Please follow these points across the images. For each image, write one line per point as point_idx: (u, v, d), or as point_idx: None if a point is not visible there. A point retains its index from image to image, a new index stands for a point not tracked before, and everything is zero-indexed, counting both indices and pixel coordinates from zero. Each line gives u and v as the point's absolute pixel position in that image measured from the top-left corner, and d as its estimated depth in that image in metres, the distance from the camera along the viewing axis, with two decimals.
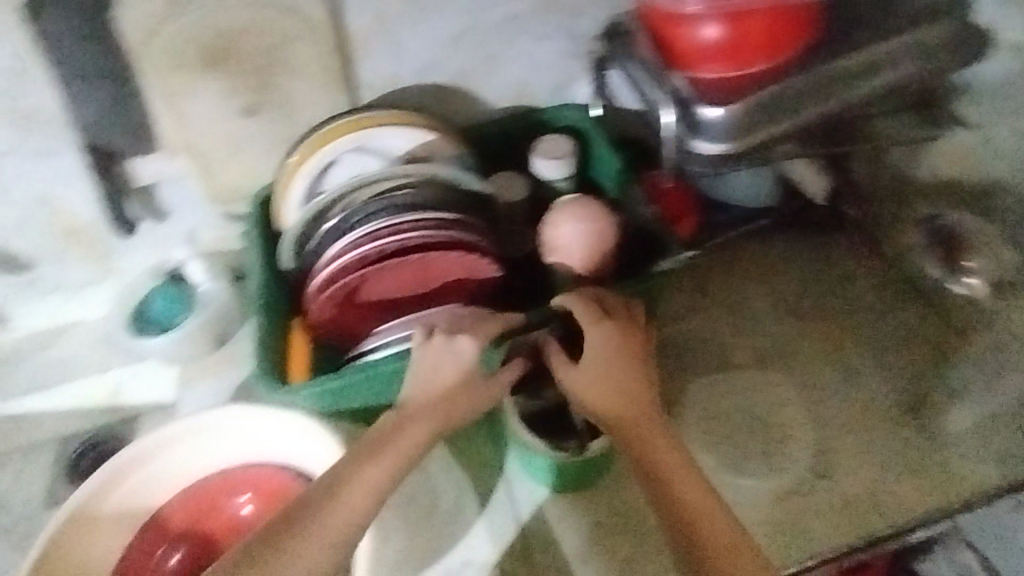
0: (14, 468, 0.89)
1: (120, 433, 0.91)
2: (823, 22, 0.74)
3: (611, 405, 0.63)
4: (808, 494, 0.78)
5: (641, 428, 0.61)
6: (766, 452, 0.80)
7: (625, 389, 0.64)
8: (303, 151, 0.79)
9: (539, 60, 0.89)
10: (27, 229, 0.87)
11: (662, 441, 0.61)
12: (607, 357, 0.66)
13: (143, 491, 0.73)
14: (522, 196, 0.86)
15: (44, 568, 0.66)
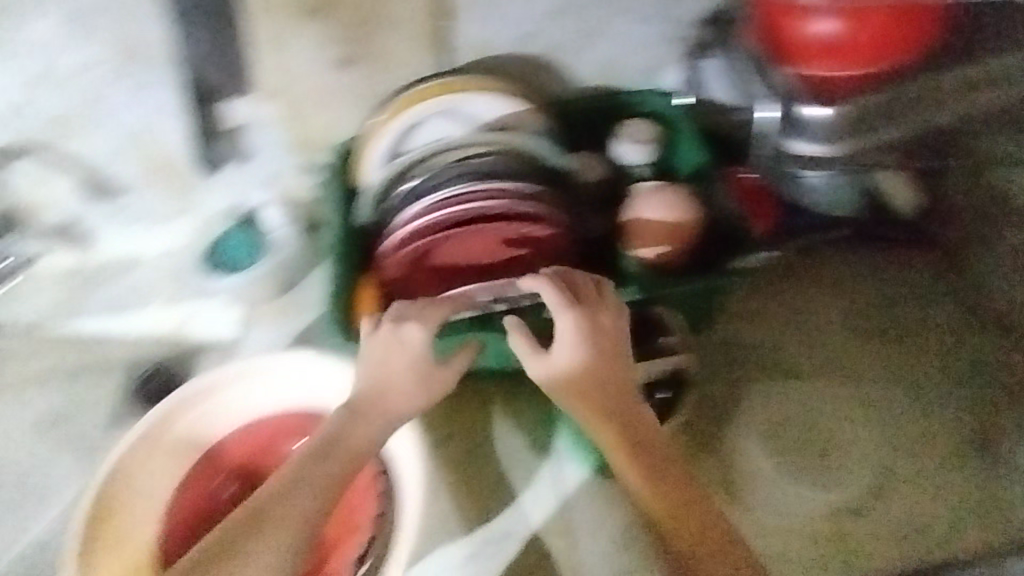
0: (87, 381, 0.97)
1: (182, 363, 0.99)
2: (948, 23, 0.71)
3: (582, 405, 0.64)
4: (858, 515, 0.77)
5: (614, 432, 0.63)
6: (816, 466, 0.79)
7: (596, 390, 0.64)
8: (390, 109, 0.79)
9: (635, 41, 0.86)
10: (119, 161, 0.88)
11: (641, 449, 0.63)
12: (572, 351, 0.65)
13: (206, 423, 0.75)
14: (596, 176, 0.83)
15: (108, 490, 0.69)
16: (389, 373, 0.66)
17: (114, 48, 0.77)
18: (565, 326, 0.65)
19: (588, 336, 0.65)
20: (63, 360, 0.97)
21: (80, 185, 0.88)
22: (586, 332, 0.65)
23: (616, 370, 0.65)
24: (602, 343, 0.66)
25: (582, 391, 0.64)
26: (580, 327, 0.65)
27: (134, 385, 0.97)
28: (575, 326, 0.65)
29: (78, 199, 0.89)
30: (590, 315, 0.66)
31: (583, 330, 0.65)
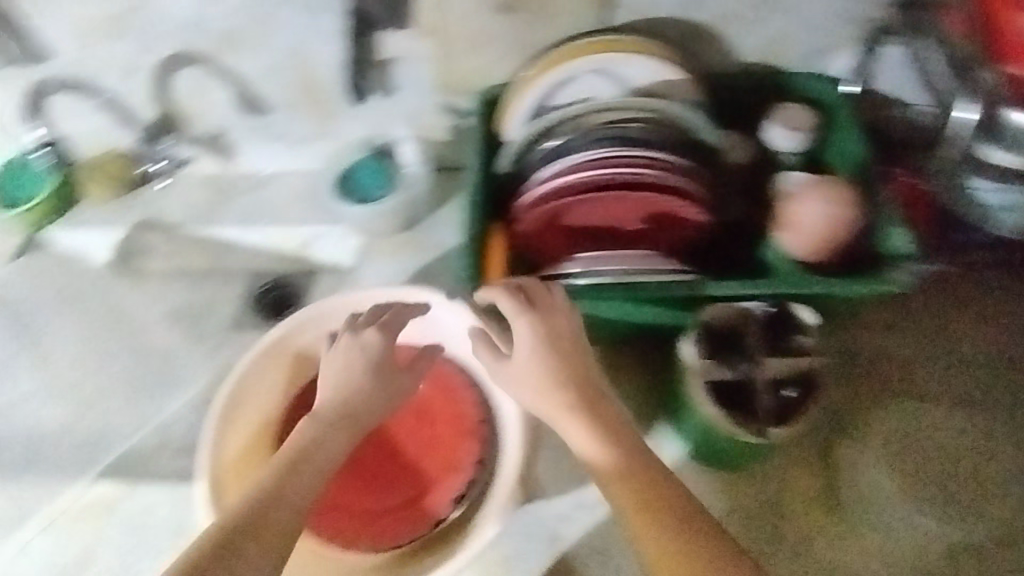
0: (215, 283, 1.03)
1: (297, 279, 1.03)
2: None
3: (555, 418, 0.62)
4: (972, 557, 0.72)
5: (600, 453, 0.60)
6: (931, 496, 0.74)
7: (564, 401, 0.61)
8: (549, 61, 0.77)
9: (814, 20, 0.77)
10: (274, 77, 0.93)
11: (620, 466, 0.59)
12: (529, 361, 0.63)
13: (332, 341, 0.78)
14: (742, 158, 0.80)
15: (240, 387, 0.74)
16: (348, 379, 0.68)
17: None
18: (523, 335, 0.64)
19: (544, 340, 0.63)
20: (196, 262, 1.04)
21: (237, 97, 0.97)
22: (541, 333, 0.63)
23: (582, 376, 0.63)
24: (563, 346, 0.63)
25: (547, 403, 0.62)
26: (534, 331, 0.63)
27: (251, 301, 1.02)
28: (532, 329, 0.64)
29: (233, 109, 0.99)
30: (544, 318, 0.64)
31: (537, 337, 0.63)
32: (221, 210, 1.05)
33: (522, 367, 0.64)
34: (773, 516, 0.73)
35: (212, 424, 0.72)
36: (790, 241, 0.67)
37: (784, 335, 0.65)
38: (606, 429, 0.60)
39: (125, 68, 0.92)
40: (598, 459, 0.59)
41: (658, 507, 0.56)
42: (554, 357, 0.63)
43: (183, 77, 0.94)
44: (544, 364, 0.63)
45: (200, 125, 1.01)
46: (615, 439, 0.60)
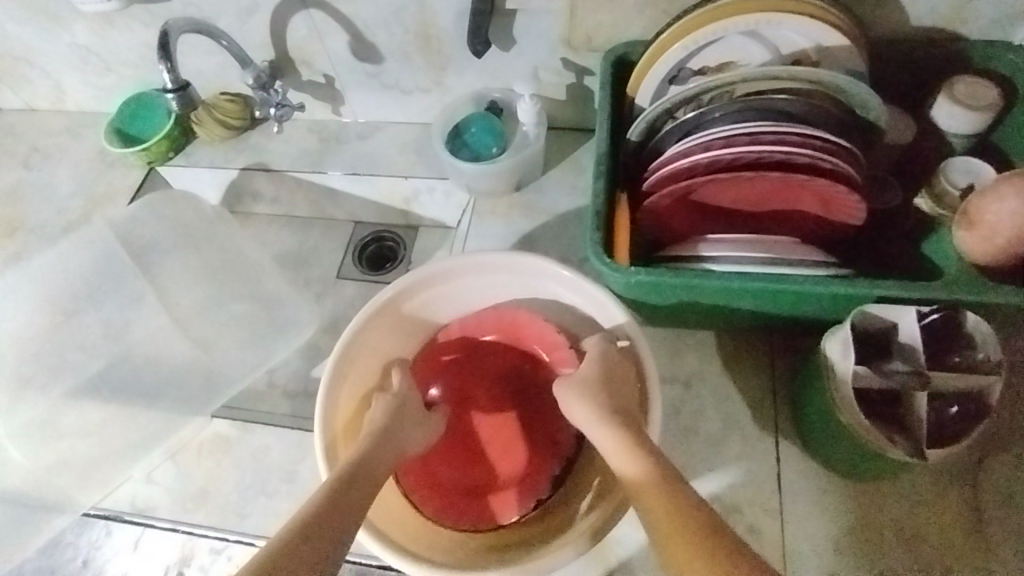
0: (317, 231, 1.11)
1: (399, 233, 1.08)
2: None
3: (593, 426, 0.63)
4: None
5: (636, 460, 0.58)
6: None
7: (604, 419, 0.62)
8: (696, 19, 0.70)
9: None
10: (393, 24, 0.90)
11: (647, 476, 0.56)
12: (588, 370, 0.67)
13: (439, 302, 0.78)
14: (905, 138, 0.74)
15: (349, 345, 0.71)
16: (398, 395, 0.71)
17: None
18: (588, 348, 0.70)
19: (608, 358, 0.67)
20: (307, 208, 1.11)
21: (352, 44, 0.94)
22: (600, 350, 0.68)
23: (627, 401, 0.64)
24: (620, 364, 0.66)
25: (592, 414, 0.64)
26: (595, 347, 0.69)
27: (352, 253, 1.08)
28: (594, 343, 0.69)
29: (348, 56, 0.96)
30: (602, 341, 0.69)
31: (594, 353, 0.68)
32: (333, 155, 1.05)
33: (579, 377, 0.68)
34: (914, 543, 0.67)
35: (324, 384, 0.69)
36: (972, 244, 0.60)
37: (943, 352, 0.61)
38: (642, 444, 0.59)
39: (243, 10, 0.91)
40: (630, 471, 0.57)
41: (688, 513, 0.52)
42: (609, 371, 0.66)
43: (299, 21, 0.92)
44: (599, 377, 0.66)
45: (313, 70, 1.00)
46: (649, 453, 0.58)
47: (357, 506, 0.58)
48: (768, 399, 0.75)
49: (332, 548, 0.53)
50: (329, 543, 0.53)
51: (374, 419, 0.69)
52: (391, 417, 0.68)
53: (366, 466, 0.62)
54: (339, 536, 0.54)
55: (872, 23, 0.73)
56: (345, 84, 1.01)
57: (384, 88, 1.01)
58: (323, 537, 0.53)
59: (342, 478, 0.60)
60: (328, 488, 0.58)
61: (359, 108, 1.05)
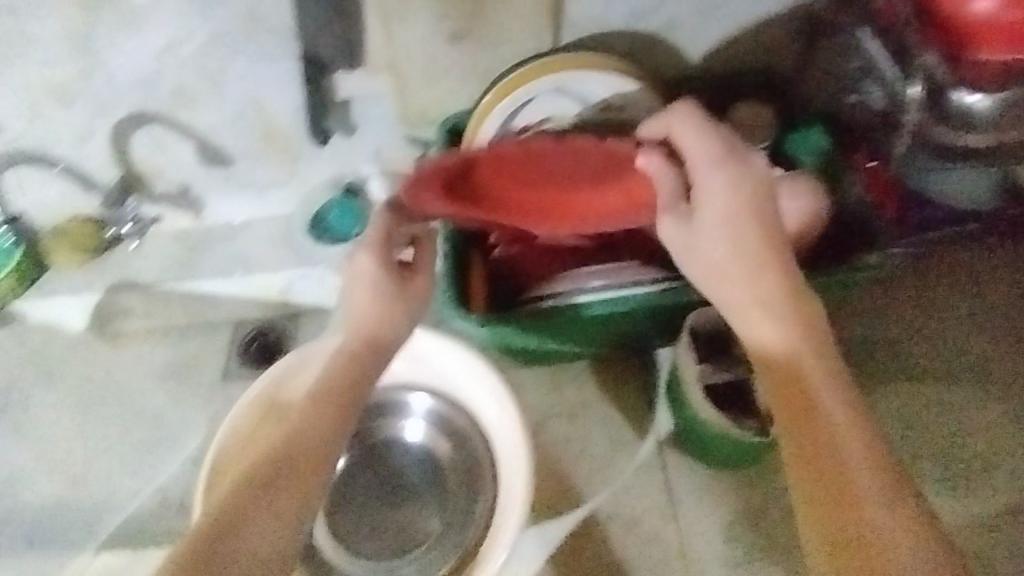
0: (198, 340, 1.06)
1: (286, 324, 1.06)
2: None
3: (734, 286, 0.58)
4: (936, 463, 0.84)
5: (795, 323, 0.56)
6: (927, 452, 0.85)
7: (750, 276, 0.57)
8: (507, 85, 0.79)
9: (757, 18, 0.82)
10: (235, 127, 0.93)
11: (792, 351, 0.55)
12: (719, 215, 0.58)
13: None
14: None
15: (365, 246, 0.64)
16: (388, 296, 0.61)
17: (238, 21, 0.80)
18: (710, 186, 0.59)
19: (738, 197, 0.58)
20: (183, 316, 1.07)
21: (199, 152, 0.96)
22: (738, 198, 0.58)
23: (776, 259, 0.58)
24: (752, 206, 0.59)
25: (731, 250, 0.58)
26: (724, 188, 0.59)
27: (236, 352, 1.04)
28: (724, 186, 0.59)
29: (197, 163, 0.98)
30: (728, 176, 0.59)
31: (722, 180, 0.59)
32: (197, 265, 1.05)
33: (703, 220, 0.59)
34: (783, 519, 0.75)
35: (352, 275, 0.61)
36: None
37: None
38: (806, 324, 0.56)
39: (78, 134, 0.90)
40: (776, 345, 0.55)
41: (805, 387, 0.54)
42: (747, 222, 0.58)
43: (140, 136, 0.93)
44: (731, 221, 0.58)
45: (165, 181, 1.00)
46: (811, 334, 0.55)
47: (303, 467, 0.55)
48: (645, 414, 0.80)
49: (252, 528, 0.52)
50: (243, 525, 0.52)
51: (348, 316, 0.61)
52: (377, 329, 0.60)
53: (332, 391, 0.57)
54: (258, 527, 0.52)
55: (658, 66, 0.86)
56: (199, 188, 1.02)
57: (240, 187, 1.03)
58: (243, 518, 0.52)
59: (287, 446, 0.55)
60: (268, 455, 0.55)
61: (218, 213, 1.06)
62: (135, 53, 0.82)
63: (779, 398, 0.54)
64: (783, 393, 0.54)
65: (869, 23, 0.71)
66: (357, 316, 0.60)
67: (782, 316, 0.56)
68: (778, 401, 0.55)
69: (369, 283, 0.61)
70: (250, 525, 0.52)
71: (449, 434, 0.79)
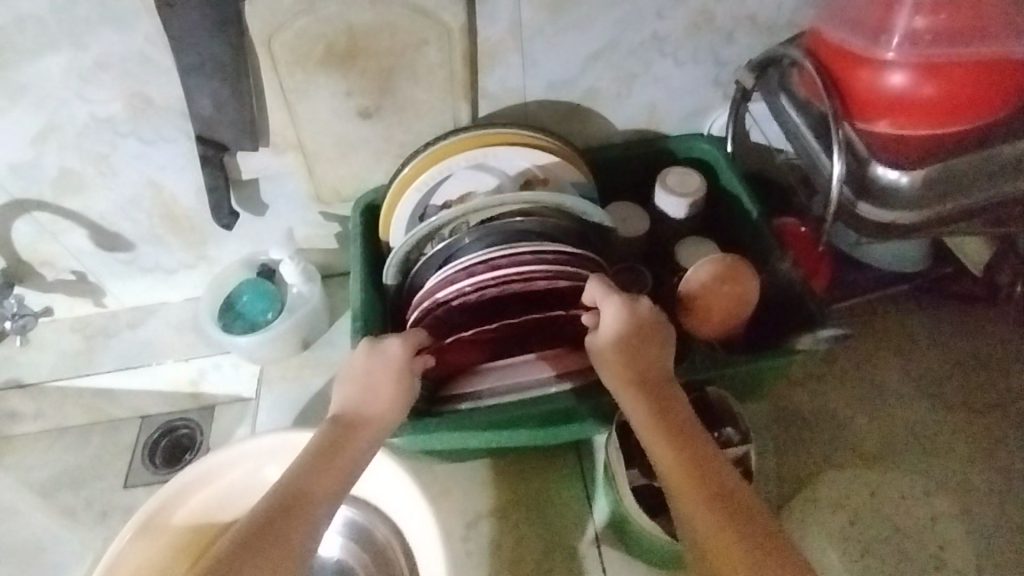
0: (95, 445, 0.94)
1: (196, 418, 0.95)
2: (1018, 86, 0.59)
3: (606, 343, 0.61)
4: (904, 543, 0.70)
5: (632, 331, 0.61)
6: (899, 540, 0.70)
7: (627, 352, 0.60)
8: (420, 161, 0.74)
9: (676, 86, 0.80)
10: (130, 210, 0.85)
11: (627, 347, 0.60)
12: (617, 337, 0.61)
13: (230, 498, 0.73)
14: (642, 230, 0.79)
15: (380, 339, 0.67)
16: (397, 385, 0.63)
17: (124, 101, 0.73)
18: (610, 316, 0.62)
19: (635, 325, 0.61)
20: (82, 416, 0.95)
21: (93, 237, 0.88)
22: (632, 324, 0.61)
23: (651, 346, 0.61)
24: (646, 334, 0.61)
25: (621, 350, 0.60)
26: (623, 317, 0.62)
27: (142, 452, 0.93)
28: (622, 315, 0.62)
29: (92, 249, 0.89)
30: (629, 308, 0.62)
31: (618, 305, 0.62)
32: (103, 357, 0.97)
33: (603, 342, 0.62)
34: None
35: (374, 354, 0.64)
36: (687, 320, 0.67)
37: (714, 425, 0.61)
38: (642, 328, 0.61)
39: None
40: (608, 337, 0.61)
41: (696, 445, 0.52)
42: (645, 346, 0.60)
43: (23, 224, 0.84)
44: (632, 346, 0.60)
45: (57, 270, 0.91)
46: (643, 331, 0.61)
47: (317, 497, 0.53)
48: (581, 509, 0.74)
49: (285, 542, 0.49)
50: (274, 541, 0.48)
51: (343, 391, 0.62)
52: (378, 397, 0.62)
53: (344, 461, 0.56)
54: (295, 539, 0.49)
55: (581, 133, 0.84)
56: (97, 275, 0.93)
57: (144, 273, 0.95)
58: (271, 533, 0.49)
59: (304, 474, 0.54)
60: (282, 484, 0.53)
61: (123, 297, 0.98)
62: (9, 137, 0.74)
63: (670, 451, 0.52)
64: (627, 376, 0.59)
65: (788, 93, 0.70)
66: (369, 396, 0.62)
67: (627, 324, 0.61)
68: (659, 445, 0.53)
69: (389, 369, 0.63)
70: (282, 541, 0.49)
71: (368, 545, 0.74)
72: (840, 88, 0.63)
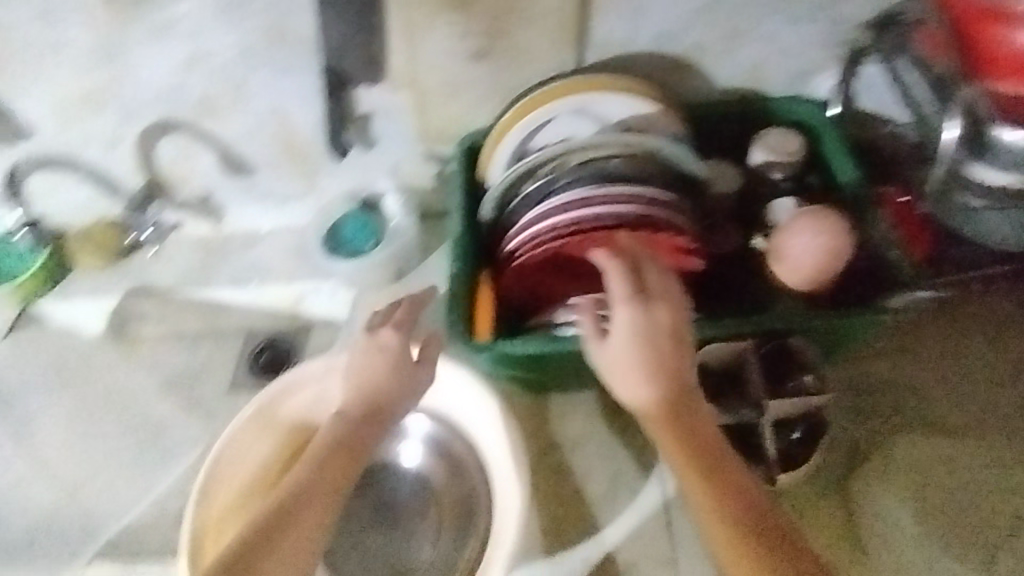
0: (207, 350, 1.03)
1: (294, 336, 1.02)
2: None
3: (620, 344, 0.62)
4: (974, 519, 0.70)
5: (649, 341, 0.62)
6: (968, 515, 0.70)
7: (641, 359, 0.62)
8: (525, 104, 0.77)
9: (786, 45, 0.79)
10: (256, 137, 0.93)
11: (647, 354, 0.62)
12: (629, 342, 0.62)
13: (323, 402, 0.80)
14: (733, 188, 0.80)
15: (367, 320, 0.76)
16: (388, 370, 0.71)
17: (263, 32, 0.80)
18: (623, 321, 0.63)
19: (644, 331, 0.62)
20: (194, 322, 1.04)
21: (220, 161, 0.96)
22: (645, 331, 0.62)
23: (664, 349, 0.62)
24: (658, 339, 0.62)
25: (635, 358, 0.62)
26: (636, 322, 0.62)
27: (246, 362, 1.01)
28: (635, 320, 0.62)
29: (218, 172, 0.98)
30: (641, 313, 0.63)
31: (631, 307, 0.63)
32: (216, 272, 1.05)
33: (619, 352, 0.62)
34: None
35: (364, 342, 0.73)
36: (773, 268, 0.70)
37: (787, 375, 0.68)
38: (657, 334, 0.62)
39: (107, 140, 0.92)
40: (624, 343, 0.62)
41: (716, 476, 0.60)
42: (656, 351, 0.62)
43: (165, 144, 0.94)
44: (643, 352, 0.62)
45: (186, 189, 1.01)
46: (658, 338, 0.62)
47: (343, 462, 0.67)
48: None
49: (308, 530, 0.62)
50: (301, 529, 0.62)
51: (351, 387, 0.71)
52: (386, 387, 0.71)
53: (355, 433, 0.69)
54: (316, 526, 0.63)
55: (684, 89, 0.84)
56: (220, 197, 1.02)
57: (261, 198, 1.03)
58: (285, 533, 0.61)
59: (319, 468, 0.65)
60: (318, 451, 0.67)
61: (238, 221, 1.06)
62: (163, 61, 0.83)
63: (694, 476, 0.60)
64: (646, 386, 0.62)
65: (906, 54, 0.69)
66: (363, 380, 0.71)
67: (648, 333, 0.62)
68: (688, 471, 0.61)
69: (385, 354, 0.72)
70: (307, 527, 0.62)
71: (446, 461, 0.79)
72: (965, 46, 0.63)
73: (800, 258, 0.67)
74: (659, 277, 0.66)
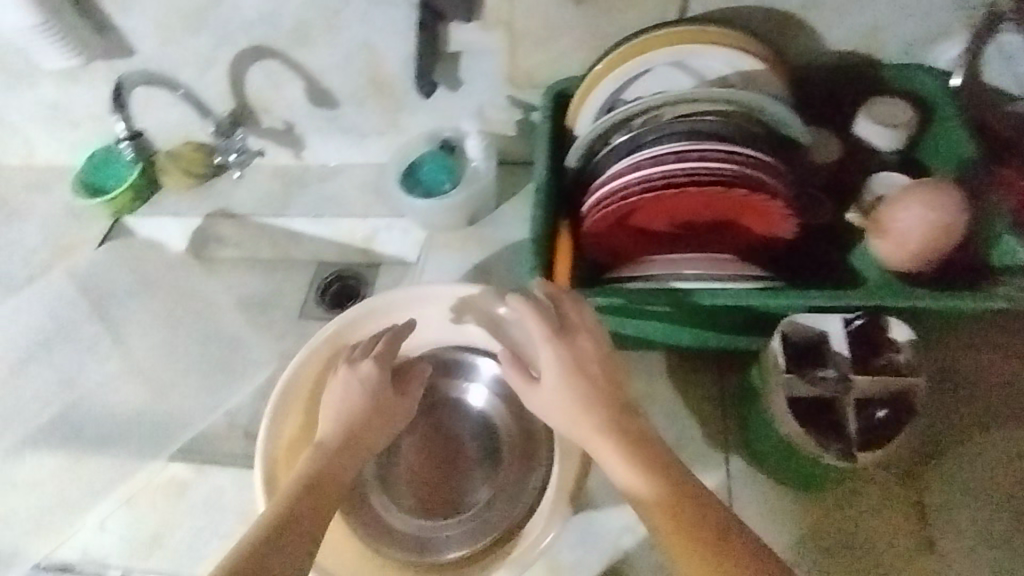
0: (281, 277, 1.09)
1: (364, 272, 1.06)
2: None
3: (553, 388, 0.63)
4: None
5: (577, 383, 0.62)
6: None
7: (577, 402, 0.61)
8: (623, 52, 0.74)
9: (911, 6, 0.74)
10: (344, 70, 0.93)
11: (575, 399, 0.62)
12: (558, 383, 0.63)
13: None
14: (831, 158, 0.77)
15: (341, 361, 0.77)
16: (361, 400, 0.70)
17: None
18: (550, 360, 0.63)
19: (570, 362, 0.63)
20: (272, 249, 1.08)
21: (307, 91, 0.97)
22: (571, 363, 0.63)
23: (594, 386, 0.62)
24: (583, 371, 0.62)
25: (569, 399, 0.62)
26: (559, 357, 0.63)
27: (314, 293, 1.06)
28: (558, 356, 0.63)
29: (304, 102, 0.99)
30: (563, 343, 0.63)
31: (551, 340, 0.64)
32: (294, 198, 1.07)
33: (551, 397, 0.63)
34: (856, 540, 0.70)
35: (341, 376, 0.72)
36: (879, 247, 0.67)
37: (875, 352, 0.65)
38: (582, 370, 0.63)
39: (202, 61, 0.94)
40: (555, 390, 0.63)
41: (687, 520, 0.55)
42: (585, 387, 0.62)
43: (255, 70, 0.95)
44: (573, 389, 0.62)
45: (272, 117, 1.03)
46: (582, 377, 0.62)
47: (330, 493, 0.64)
48: (716, 416, 0.77)
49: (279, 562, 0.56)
50: (272, 562, 0.56)
51: (332, 416, 0.69)
52: (366, 421, 0.70)
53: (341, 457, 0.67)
54: (288, 555, 0.57)
55: (792, 48, 0.79)
56: (303, 128, 1.03)
57: (342, 132, 1.04)
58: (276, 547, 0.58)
59: (296, 499, 0.62)
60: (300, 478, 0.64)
61: (320, 153, 1.08)
62: None
63: (664, 516, 0.55)
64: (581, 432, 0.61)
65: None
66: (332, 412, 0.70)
67: (572, 375, 0.62)
68: (657, 512, 0.56)
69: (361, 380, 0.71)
70: (293, 549, 0.58)
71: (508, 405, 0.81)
72: None
73: (907, 233, 0.64)
74: (576, 305, 0.65)
